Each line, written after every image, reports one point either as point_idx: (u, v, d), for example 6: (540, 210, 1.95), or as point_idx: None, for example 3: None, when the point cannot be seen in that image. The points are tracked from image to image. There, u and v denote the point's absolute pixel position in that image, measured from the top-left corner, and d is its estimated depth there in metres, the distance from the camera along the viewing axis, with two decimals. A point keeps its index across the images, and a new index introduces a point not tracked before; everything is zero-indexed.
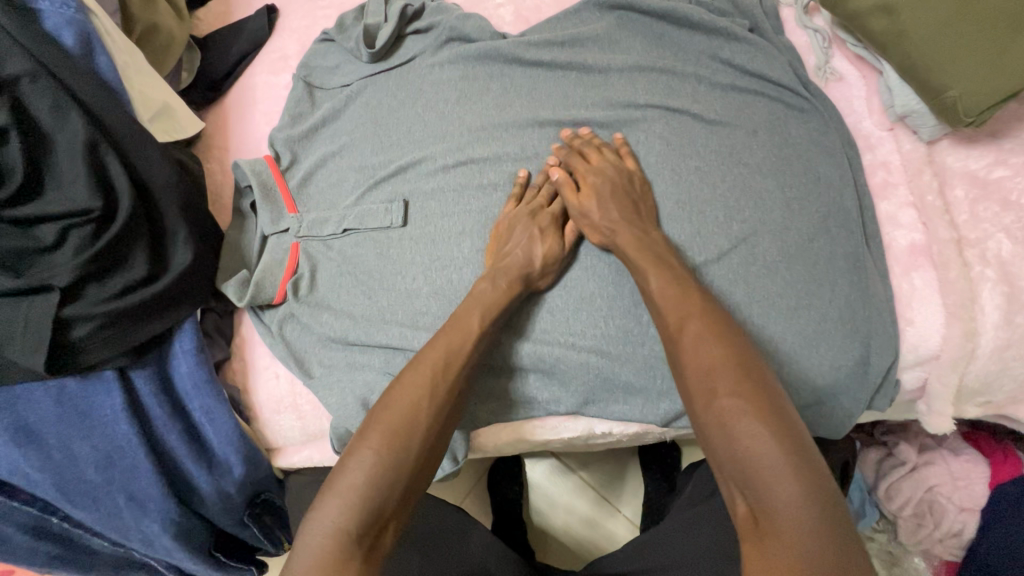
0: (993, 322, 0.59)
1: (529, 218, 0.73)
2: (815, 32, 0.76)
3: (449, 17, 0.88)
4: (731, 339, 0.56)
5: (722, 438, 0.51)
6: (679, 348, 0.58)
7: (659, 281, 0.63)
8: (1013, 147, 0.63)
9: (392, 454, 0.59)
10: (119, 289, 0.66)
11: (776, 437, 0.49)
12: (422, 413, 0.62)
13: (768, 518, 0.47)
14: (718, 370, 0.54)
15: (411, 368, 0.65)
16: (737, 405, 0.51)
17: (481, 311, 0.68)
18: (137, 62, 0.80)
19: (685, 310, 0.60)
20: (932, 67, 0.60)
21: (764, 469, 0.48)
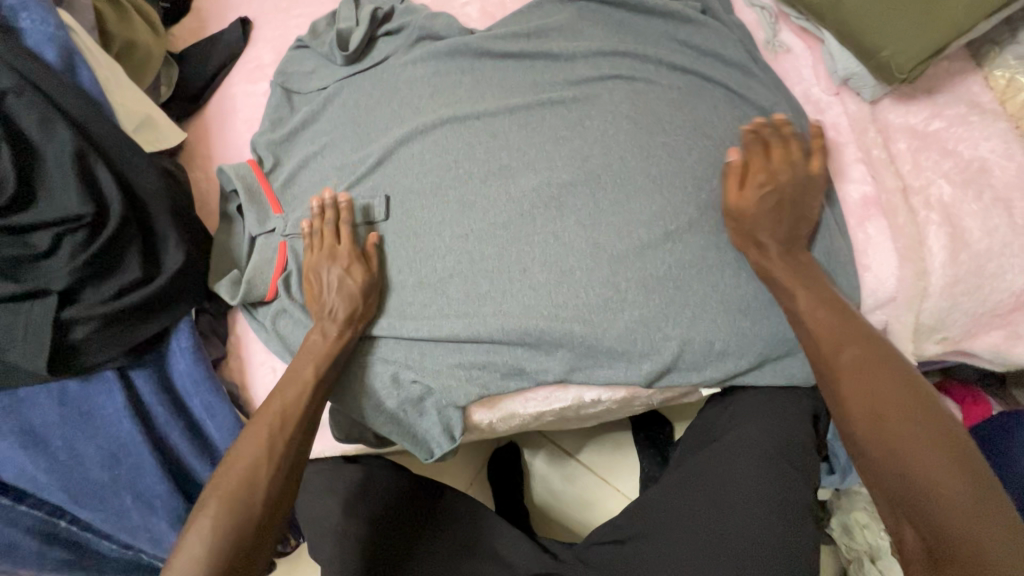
0: (941, 261, 0.64)
1: (331, 260, 0.79)
2: (762, 9, 0.81)
3: (418, 18, 0.92)
4: (897, 365, 0.60)
5: (895, 461, 0.55)
6: (840, 374, 0.61)
7: (806, 300, 0.66)
8: (947, 101, 0.69)
9: (227, 509, 0.64)
10: (114, 292, 0.68)
11: (951, 462, 0.52)
12: (262, 469, 0.67)
13: (950, 541, 0.50)
14: (889, 394, 0.58)
15: (249, 428, 0.70)
16: (915, 428, 0.55)
17: (314, 362, 0.73)
18: (119, 76, 0.82)
19: (837, 331, 0.63)
20: (866, 30, 0.65)
21: (937, 493, 0.52)
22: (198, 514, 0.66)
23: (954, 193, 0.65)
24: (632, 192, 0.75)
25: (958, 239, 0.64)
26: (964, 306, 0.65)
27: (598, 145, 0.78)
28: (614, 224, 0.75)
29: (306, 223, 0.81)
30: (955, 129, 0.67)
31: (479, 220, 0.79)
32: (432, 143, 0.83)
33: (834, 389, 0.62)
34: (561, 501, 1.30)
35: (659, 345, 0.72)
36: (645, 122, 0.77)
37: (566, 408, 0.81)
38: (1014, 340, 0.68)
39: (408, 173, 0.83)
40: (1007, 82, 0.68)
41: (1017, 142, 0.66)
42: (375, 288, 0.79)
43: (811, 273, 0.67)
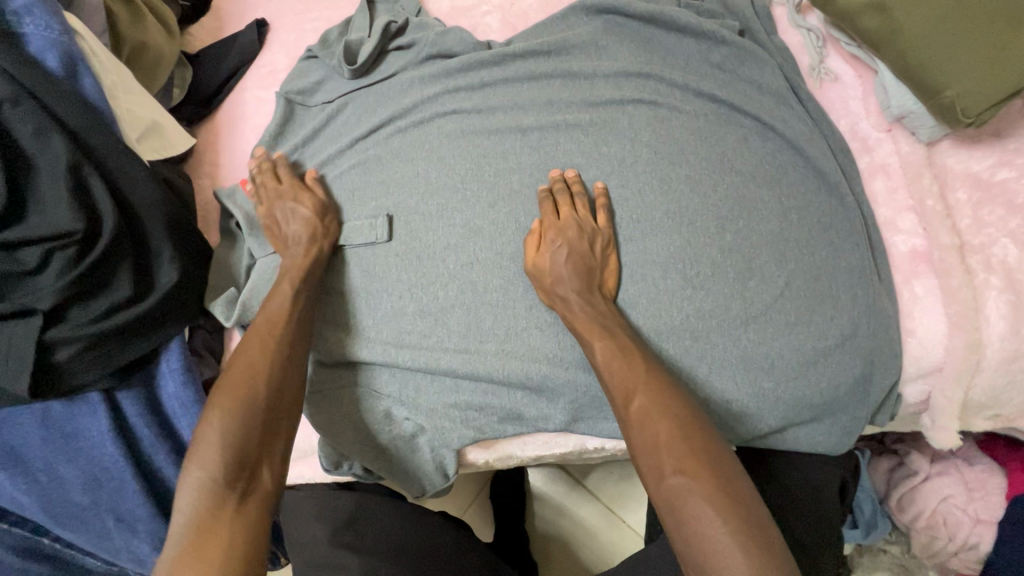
0: (999, 333, 0.56)
1: (281, 198, 0.81)
2: (808, 31, 0.73)
3: (427, 36, 0.87)
4: (683, 418, 0.57)
5: (673, 517, 0.53)
6: (623, 419, 0.59)
7: (605, 352, 0.62)
8: (1019, 147, 0.60)
9: (240, 406, 0.63)
10: (103, 311, 0.66)
11: (727, 530, 0.50)
12: (258, 366, 0.66)
13: None
14: (665, 448, 0.55)
15: (246, 339, 0.69)
16: (683, 486, 0.53)
17: (290, 279, 0.73)
18: (125, 81, 0.80)
19: (625, 376, 0.60)
20: (929, 65, 0.58)
21: (715, 550, 0.50)
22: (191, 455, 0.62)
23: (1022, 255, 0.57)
24: (647, 231, 0.69)
25: None
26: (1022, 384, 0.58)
27: (614, 176, 0.72)
28: (629, 265, 0.68)
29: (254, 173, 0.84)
30: None
31: (486, 248, 0.74)
32: (439, 163, 0.79)
33: (625, 430, 0.59)
34: (562, 528, 1.25)
35: None
36: (668, 153, 0.71)
37: (566, 453, 0.76)
38: None
39: (411, 196, 0.79)
40: None
41: None
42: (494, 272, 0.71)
43: (615, 328, 0.64)
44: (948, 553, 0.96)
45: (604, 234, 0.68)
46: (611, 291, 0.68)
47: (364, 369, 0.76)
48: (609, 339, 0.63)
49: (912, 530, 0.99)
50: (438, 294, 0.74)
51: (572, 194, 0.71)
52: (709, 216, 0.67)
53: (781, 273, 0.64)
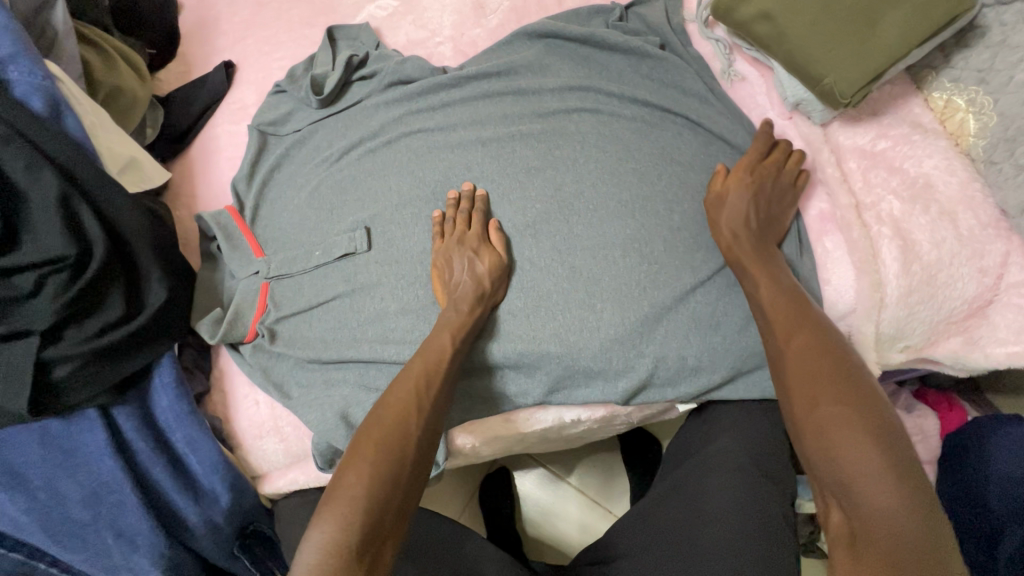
0: (894, 272, 0.67)
1: (460, 245, 0.78)
2: (717, 41, 0.86)
3: (389, 65, 0.96)
4: (840, 356, 0.59)
5: (817, 438, 0.55)
6: (781, 354, 0.62)
7: (769, 293, 0.66)
8: (891, 122, 0.73)
9: (388, 467, 0.64)
10: (97, 329, 0.70)
11: (873, 456, 0.51)
12: (411, 433, 0.67)
13: (862, 521, 0.50)
14: (819, 381, 0.58)
15: (395, 388, 0.70)
16: (834, 414, 0.55)
17: (450, 334, 0.74)
18: (103, 121, 0.85)
19: (790, 319, 0.64)
20: (810, 59, 0.71)
21: (857, 474, 0.51)
22: (325, 501, 0.63)
23: (903, 208, 0.69)
24: (601, 217, 0.78)
25: (910, 251, 0.67)
26: (920, 315, 0.68)
27: (567, 173, 0.81)
28: (587, 250, 0.77)
29: (440, 213, 0.82)
30: (900, 148, 0.72)
31: None
32: (408, 177, 0.87)
33: (778, 364, 0.62)
34: (553, 525, 1.29)
35: (634, 362, 0.74)
36: (610, 150, 0.81)
37: (548, 429, 0.82)
38: (971, 346, 0.70)
39: (386, 207, 0.86)
40: (944, 103, 0.72)
41: (958, 159, 0.70)
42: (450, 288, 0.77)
43: (774, 270, 0.68)
44: None
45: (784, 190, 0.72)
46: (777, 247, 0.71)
47: (351, 368, 0.81)
48: (774, 288, 0.67)
49: None
50: (419, 293, 0.82)
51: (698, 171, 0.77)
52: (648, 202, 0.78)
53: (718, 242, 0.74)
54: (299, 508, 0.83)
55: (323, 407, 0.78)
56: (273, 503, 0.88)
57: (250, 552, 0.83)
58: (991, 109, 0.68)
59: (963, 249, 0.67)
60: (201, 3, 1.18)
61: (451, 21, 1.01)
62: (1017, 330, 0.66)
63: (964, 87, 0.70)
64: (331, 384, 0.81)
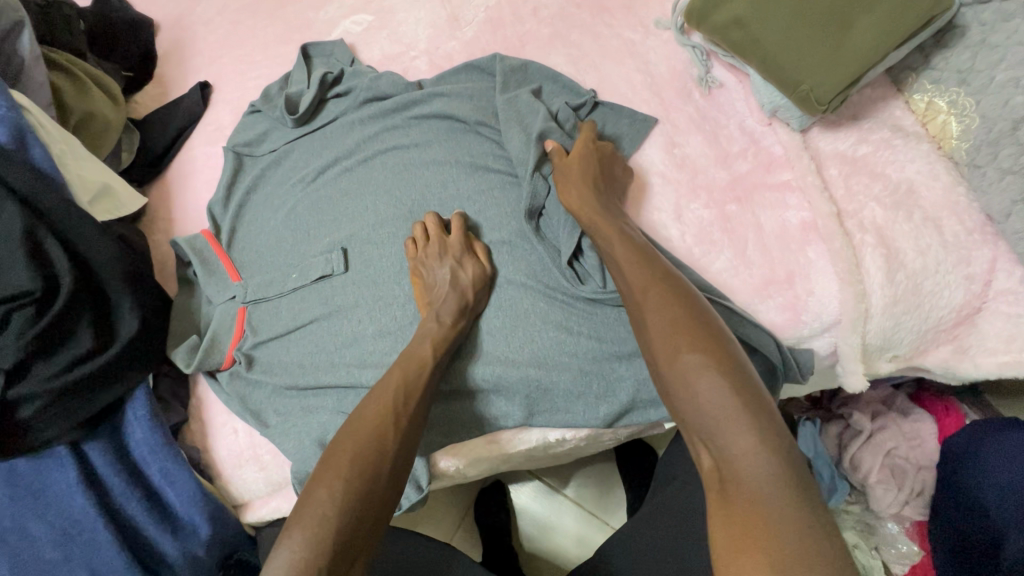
0: (878, 281, 0.65)
1: (442, 253, 0.76)
2: (694, 48, 0.83)
3: (363, 81, 0.95)
4: (690, 307, 0.60)
5: (680, 394, 0.55)
6: (642, 309, 0.62)
7: (623, 249, 0.67)
8: (871, 126, 0.72)
9: (361, 484, 0.62)
10: (66, 364, 0.69)
11: (735, 404, 0.51)
12: (388, 449, 0.65)
13: (732, 471, 0.49)
14: (675, 334, 0.58)
15: (371, 402, 0.68)
16: (693, 361, 0.55)
17: (431, 346, 0.72)
18: (74, 148, 0.84)
19: (643, 273, 0.64)
20: (786, 65, 0.69)
21: (722, 417, 0.51)
22: (292, 517, 0.61)
23: (886, 215, 0.67)
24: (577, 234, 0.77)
25: (894, 259, 0.65)
26: (907, 324, 0.66)
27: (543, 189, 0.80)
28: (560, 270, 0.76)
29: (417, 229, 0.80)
30: (881, 153, 0.70)
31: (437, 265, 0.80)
32: (383, 195, 0.85)
33: (637, 313, 0.63)
34: (550, 539, 1.26)
35: (614, 385, 0.73)
36: None
37: (533, 449, 0.80)
38: (962, 355, 0.67)
39: (362, 227, 0.85)
40: (926, 105, 0.70)
41: (941, 163, 0.68)
42: (431, 297, 0.76)
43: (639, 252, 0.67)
44: (899, 502, 1.02)
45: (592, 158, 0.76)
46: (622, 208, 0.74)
47: (329, 394, 0.79)
48: (629, 243, 0.68)
49: (866, 486, 1.04)
50: (396, 314, 0.80)
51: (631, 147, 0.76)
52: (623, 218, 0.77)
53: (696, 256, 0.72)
54: None
55: (301, 435, 0.76)
56: (257, 531, 0.87)
57: None
58: (973, 111, 0.66)
59: (949, 255, 0.65)
60: (177, 23, 1.17)
61: (426, 34, 1.00)
62: (1007, 339, 0.64)
63: (945, 88, 0.68)
64: (309, 412, 0.79)
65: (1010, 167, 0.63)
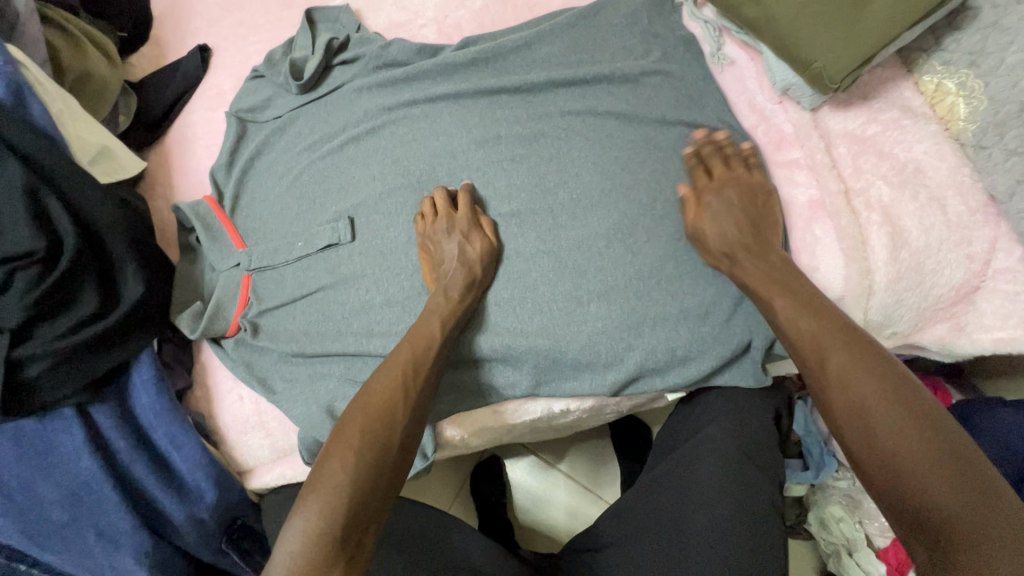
0: (882, 259, 0.67)
1: (450, 226, 0.76)
2: (705, 23, 0.84)
3: (372, 48, 0.93)
4: (908, 401, 0.55)
5: (881, 464, 0.53)
6: (820, 376, 0.61)
7: (784, 304, 0.65)
8: (881, 106, 0.72)
9: (373, 455, 0.63)
10: (71, 326, 0.68)
11: (952, 487, 0.49)
12: (397, 421, 0.66)
13: (947, 536, 0.47)
14: (868, 399, 0.57)
15: (381, 372, 0.69)
16: (888, 434, 0.54)
17: (439, 318, 0.72)
18: (71, 108, 0.81)
19: (823, 335, 0.62)
20: (800, 41, 0.69)
21: (930, 486, 0.50)
22: (309, 482, 0.62)
23: (893, 194, 0.68)
24: (586, 208, 0.77)
25: (899, 237, 0.67)
26: (908, 302, 0.68)
27: (552, 162, 0.80)
28: (571, 242, 0.76)
29: (425, 203, 0.79)
30: (890, 134, 0.71)
31: None
32: (391, 164, 0.85)
33: (815, 379, 0.61)
34: (545, 513, 1.29)
35: (622, 356, 0.74)
36: (596, 137, 0.80)
37: (537, 419, 0.81)
38: (957, 332, 0.70)
39: (369, 196, 0.84)
40: (935, 87, 0.71)
41: (947, 144, 0.69)
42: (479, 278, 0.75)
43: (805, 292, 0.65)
44: None
45: (763, 190, 0.72)
46: (778, 243, 0.70)
47: (336, 361, 0.79)
48: (789, 297, 0.65)
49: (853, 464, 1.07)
50: (404, 284, 0.80)
51: (726, 155, 0.74)
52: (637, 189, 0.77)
53: None
54: (285, 503, 0.82)
55: (309, 402, 0.77)
56: (260, 499, 0.87)
57: (239, 548, 0.82)
58: (981, 93, 0.67)
59: (952, 234, 0.66)
60: None
61: (434, 3, 0.98)
62: (1002, 316, 0.66)
63: (954, 70, 0.69)
64: (316, 378, 0.79)
65: (1015, 148, 0.64)
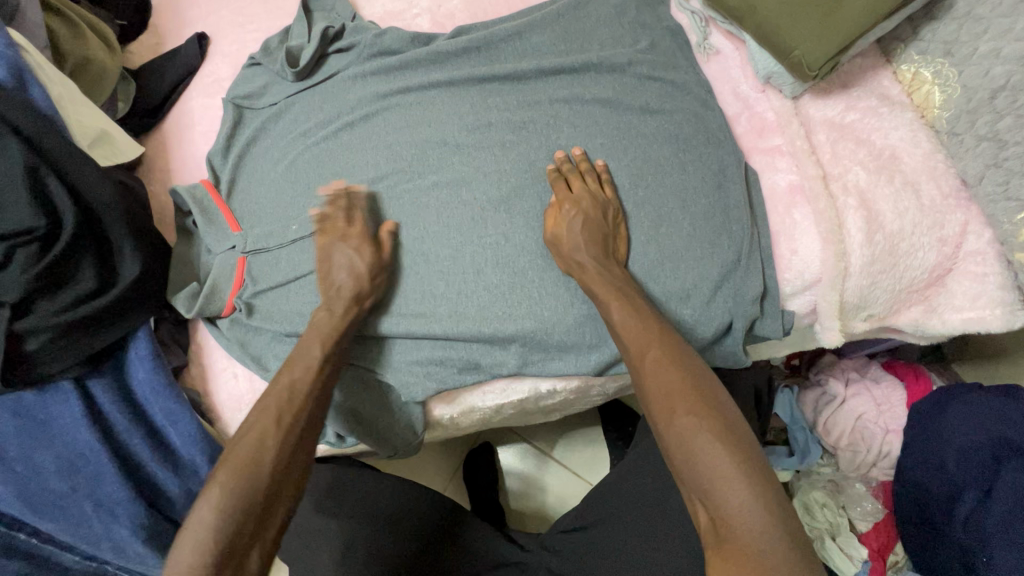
0: (858, 241, 0.69)
1: (586, 218, 0.73)
2: (693, 14, 0.86)
3: (366, 36, 0.95)
4: (704, 392, 0.60)
5: (679, 451, 0.57)
6: (640, 372, 0.64)
7: (621, 313, 0.68)
8: (860, 94, 0.74)
9: (235, 488, 0.63)
10: (69, 302, 0.70)
11: (741, 475, 0.54)
12: (264, 453, 0.65)
13: (725, 523, 0.53)
14: (676, 392, 0.60)
15: (256, 407, 0.69)
16: (693, 423, 0.58)
17: (620, 312, 0.68)
18: (71, 91, 0.83)
19: (641, 336, 0.66)
20: (781, 30, 0.71)
21: (710, 471, 0.55)
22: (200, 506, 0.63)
23: (869, 179, 0.70)
24: None
25: (874, 221, 0.69)
26: (883, 284, 0.70)
27: (541, 149, 0.82)
28: None
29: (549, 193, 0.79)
30: (868, 121, 0.73)
31: (435, 222, 0.82)
32: (384, 150, 0.86)
33: (634, 375, 0.65)
34: (535, 498, 1.31)
35: (607, 337, 0.76)
36: (584, 125, 0.82)
37: (524, 400, 0.83)
38: (931, 314, 0.72)
39: (362, 181, 0.86)
40: (912, 75, 0.73)
41: (923, 131, 0.72)
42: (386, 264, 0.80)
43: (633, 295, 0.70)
44: (868, 465, 1.08)
45: (612, 206, 0.76)
46: (622, 258, 0.74)
47: None
48: (624, 302, 0.68)
49: (837, 450, 1.10)
50: (394, 266, 0.81)
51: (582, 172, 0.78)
52: (623, 174, 0.78)
53: (685, 216, 0.75)
54: None
55: None
56: None
57: None
58: (956, 81, 0.69)
59: (925, 218, 0.68)
60: None
61: None
62: (972, 297, 0.69)
63: (930, 59, 0.71)
64: None
65: (986, 134, 0.67)
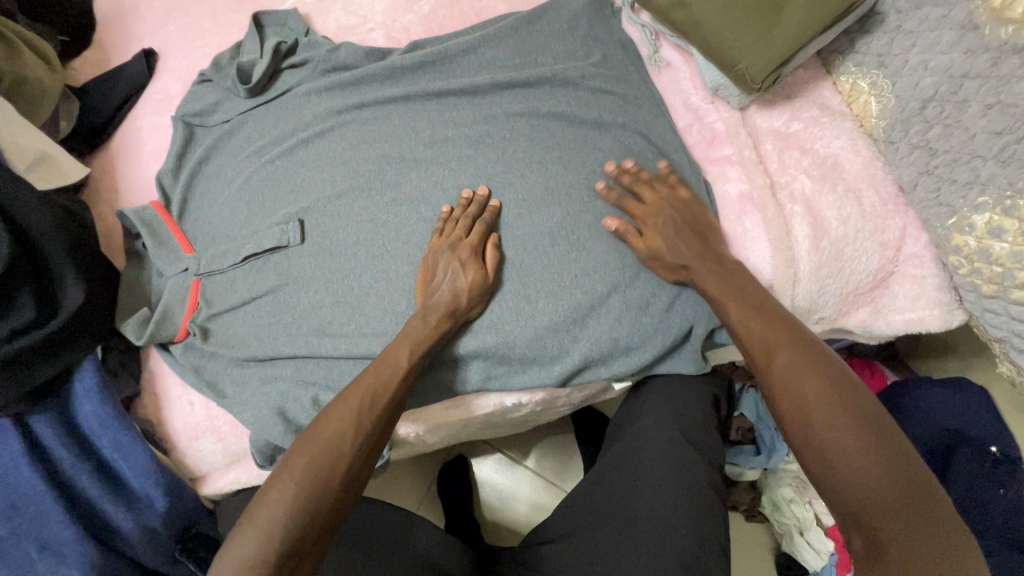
0: (805, 248, 0.71)
1: None
2: (642, 27, 0.88)
3: (320, 52, 0.93)
4: (845, 393, 0.57)
5: (825, 468, 0.55)
6: (773, 382, 0.62)
7: (738, 311, 0.67)
8: (802, 105, 0.77)
9: (312, 487, 0.62)
10: (6, 335, 0.67)
11: (892, 496, 0.51)
12: (343, 449, 0.65)
13: (883, 547, 0.50)
14: (815, 402, 0.57)
15: (341, 399, 0.68)
16: (837, 438, 0.55)
17: (735, 307, 0.67)
18: (5, 112, 0.75)
19: (769, 342, 0.63)
20: (724, 45, 0.73)
21: (865, 494, 0.52)
22: (256, 502, 0.62)
23: (814, 187, 0.73)
24: (532, 205, 0.79)
25: (820, 228, 0.71)
26: (831, 288, 0.72)
27: (498, 164, 0.82)
28: (519, 239, 0.79)
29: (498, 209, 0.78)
30: (811, 131, 0.76)
31: (395, 239, 0.81)
32: (340, 165, 0.85)
33: (766, 385, 0.63)
34: (511, 510, 1.30)
35: (569, 349, 0.77)
36: (539, 138, 0.82)
37: (490, 414, 0.83)
38: (876, 316, 0.75)
39: (318, 199, 0.84)
40: (850, 86, 0.76)
41: (862, 140, 0.75)
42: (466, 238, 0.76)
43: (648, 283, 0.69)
44: None
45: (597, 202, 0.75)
46: None
47: (287, 363, 0.79)
48: (741, 302, 0.67)
49: None
50: (353, 284, 0.80)
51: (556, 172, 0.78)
52: (579, 187, 0.79)
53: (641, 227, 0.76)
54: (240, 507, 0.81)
55: (260, 404, 0.77)
56: (215, 505, 0.86)
57: (194, 555, 0.77)
58: (890, 91, 0.72)
59: (868, 224, 0.71)
60: None
61: (382, 7, 1.00)
62: (914, 298, 0.72)
63: (866, 71, 0.74)
64: (267, 381, 0.79)
65: (918, 143, 0.69)
